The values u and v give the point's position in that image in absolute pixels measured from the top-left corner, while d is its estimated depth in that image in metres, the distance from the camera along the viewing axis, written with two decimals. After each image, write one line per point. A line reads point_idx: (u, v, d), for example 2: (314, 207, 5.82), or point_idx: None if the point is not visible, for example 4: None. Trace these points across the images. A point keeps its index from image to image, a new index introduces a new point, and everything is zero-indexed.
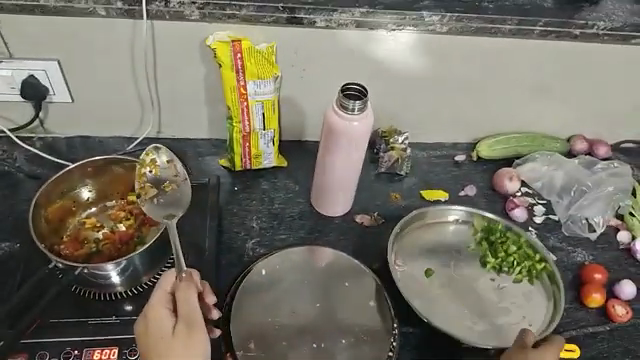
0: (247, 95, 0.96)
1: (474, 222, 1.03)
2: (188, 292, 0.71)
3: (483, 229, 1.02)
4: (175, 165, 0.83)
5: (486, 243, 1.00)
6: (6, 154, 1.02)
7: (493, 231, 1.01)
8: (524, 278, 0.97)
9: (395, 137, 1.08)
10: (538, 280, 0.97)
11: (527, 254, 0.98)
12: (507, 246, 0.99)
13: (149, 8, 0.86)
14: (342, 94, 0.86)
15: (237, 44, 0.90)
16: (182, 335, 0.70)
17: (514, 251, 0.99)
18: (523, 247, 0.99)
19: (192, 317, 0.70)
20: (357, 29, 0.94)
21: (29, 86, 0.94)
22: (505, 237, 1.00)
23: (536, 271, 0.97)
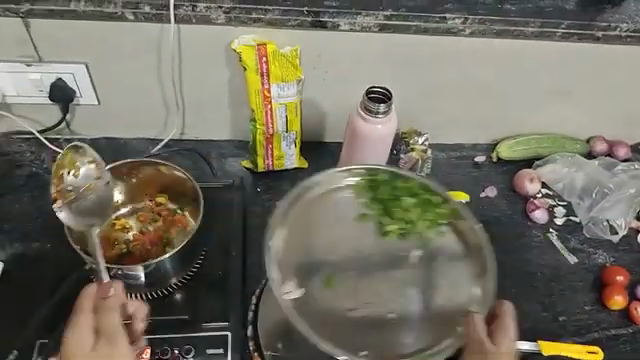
0: (270, 98, 0.97)
1: (359, 182, 0.91)
2: (117, 312, 0.72)
3: (369, 183, 0.91)
4: (97, 166, 0.86)
5: (364, 203, 0.89)
6: (33, 156, 1.04)
7: (377, 187, 0.90)
8: (429, 235, 0.87)
9: (415, 138, 1.09)
10: (443, 224, 0.88)
11: (428, 203, 0.89)
12: (401, 201, 0.89)
13: (177, 12, 0.87)
14: (366, 97, 0.88)
15: (262, 48, 0.92)
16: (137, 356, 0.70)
17: (405, 204, 0.89)
18: (418, 193, 0.89)
19: (112, 333, 0.70)
20: (379, 32, 0.94)
21: (57, 89, 0.95)
22: (397, 196, 0.89)
23: (438, 220, 0.88)
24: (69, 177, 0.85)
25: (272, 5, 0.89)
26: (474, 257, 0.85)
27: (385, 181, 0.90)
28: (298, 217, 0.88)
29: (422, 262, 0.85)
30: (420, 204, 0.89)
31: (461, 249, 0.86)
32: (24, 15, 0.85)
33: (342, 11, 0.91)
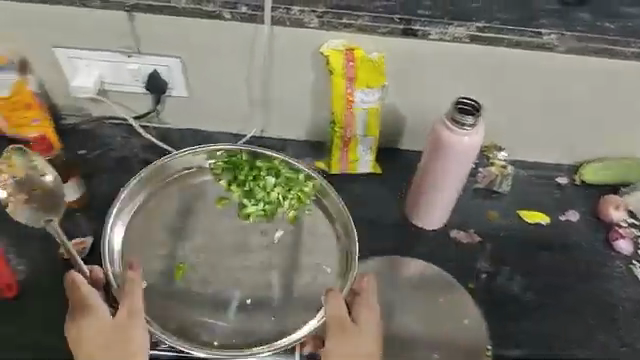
0: (353, 102, 0.98)
1: (215, 164, 0.97)
2: (87, 290, 0.79)
3: (235, 163, 0.97)
4: (39, 164, 0.85)
5: (261, 182, 0.94)
6: (124, 141, 1.09)
7: (239, 168, 0.96)
8: (293, 214, 0.96)
9: (495, 152, 1.07)
10: (309, 200, 0.96)
11: (289, 180, 0.95)
12: (263, 180, 0.94)
13: (272, 13, 0.89)
14: (455, 108, 0.87)
15: (350, 52, 0.93)
16: (127, 326, 0.78)
17: (269, 183, 0.94)
18: (282, 173, 0.95)
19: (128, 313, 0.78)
20: (470, 43, 0.92)
21: (151, 79, 1.00)
22: (255, 175, 0.95)
23: (304, 197, 0.96)
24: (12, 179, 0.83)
25: (364, 12, 0.90)
26: (343, 241, 0.93)
27: (250, 162, 0.96)
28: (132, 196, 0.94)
29: (308, 235, 0.95)
30: (306, 184, 0.96)
31: (341, 234, 0.94)
32: (130, 9, 0.90)
33: (434, 20, 0.90)
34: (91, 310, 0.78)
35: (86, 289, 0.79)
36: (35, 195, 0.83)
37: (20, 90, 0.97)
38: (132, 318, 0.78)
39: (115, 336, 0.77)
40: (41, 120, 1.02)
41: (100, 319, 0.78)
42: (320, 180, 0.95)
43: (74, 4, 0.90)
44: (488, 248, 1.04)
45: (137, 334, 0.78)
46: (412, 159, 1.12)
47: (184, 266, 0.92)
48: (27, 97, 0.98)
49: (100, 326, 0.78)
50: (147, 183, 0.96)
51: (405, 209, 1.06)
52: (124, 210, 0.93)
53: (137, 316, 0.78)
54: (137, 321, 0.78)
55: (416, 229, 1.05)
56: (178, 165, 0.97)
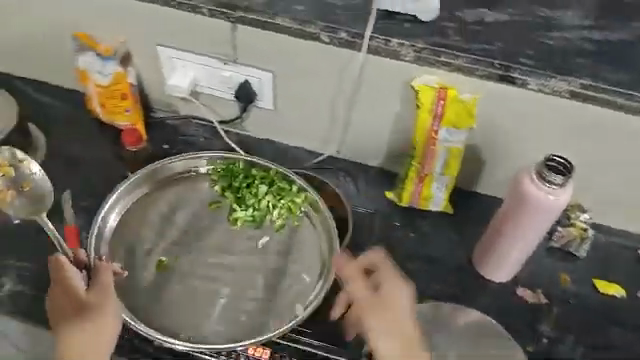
0: (436, 139, 0.96)
1: (212, 170, 1.06)
2: (69, 266, 0.87)
3: (224, 171, 1.05)
4: (25, 162, 0.96)
5: (256, 190, 1.03)
6: (206, 142, 1.13)
7: (235, 176, 1.05)
8: (281, 222, 1.02)
9: (578, 213, 1.03)
10: (300, 210, 1.03)
11: (280, 188, 1.03)
12: (256, 188, 1.03)
13: (370, 43, 0.90)
14: (544, 164, 0.84)
15: (443, 91, 0.90)
16: (99, 298, 0.85)
17: (260, 191, 1.03)
18: (275, 183, 1.03)
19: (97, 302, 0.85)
20: (570, 99, 0.89)
21: (242, 89, 1.03)
22: (249, 183, 1.03)
23: (294, 208, 1.03)
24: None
25: (464, 53, 0.88)
26: (323, 261, 0.98)
27: (245, 171, 1.04)
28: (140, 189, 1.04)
29: (294, 245, 1.00)
30: (299, 195, 1.03)
31: (324, 255, 0.99)
32: (234, 20, 0.93)
33: (536, 70, 0.87)
34: (66, 286, 0.85)
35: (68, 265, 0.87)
36: (27, 191, 0.96)
37: (119, 82, 1.03)
38: (104, 289, 0.86)
39: (87, 308, 0.84)
40: (132, 110, 1.08)
41: (74, 292, 0.85)
42: (313, 192, 1.02)
43: (183, 9, 0.93)
44: (555, 312, 0.99)
45: (108, 304, 0.85)
46: (486, 204, 1.09)
47: (166, 261, 0.98)
48: (125, 88, 1.04)
49: (73, 300, 0.85)
50: (154, 178, 1.05)
51: (474, 254, 1.03)
52: (121, 199, 1.03)
53: (108, 287, 0.86)
54: (109, 291, 0.86)
55: (480, 278, 1.02)
56: (178, 165, 1.06)
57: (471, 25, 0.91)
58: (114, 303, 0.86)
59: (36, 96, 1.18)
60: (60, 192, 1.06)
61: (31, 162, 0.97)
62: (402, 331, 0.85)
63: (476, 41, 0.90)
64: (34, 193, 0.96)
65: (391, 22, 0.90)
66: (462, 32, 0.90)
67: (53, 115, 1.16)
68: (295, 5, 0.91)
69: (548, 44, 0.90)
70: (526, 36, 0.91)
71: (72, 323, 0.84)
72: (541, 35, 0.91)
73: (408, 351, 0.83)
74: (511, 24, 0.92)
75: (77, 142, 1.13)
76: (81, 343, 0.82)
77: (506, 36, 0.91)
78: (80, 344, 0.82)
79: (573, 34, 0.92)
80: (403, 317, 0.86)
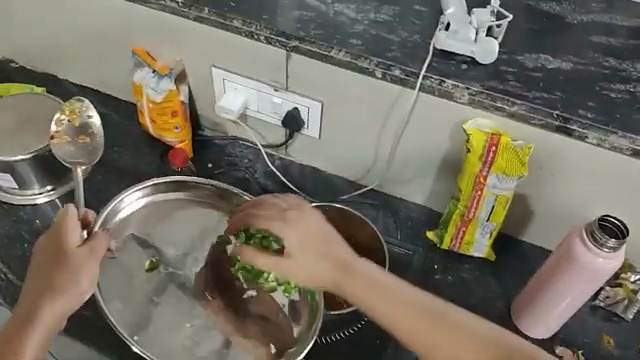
0: (484, 185, 0.91)
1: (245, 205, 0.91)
2: (73, 222, 0.84)
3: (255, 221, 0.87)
4: (92, 119, 1.00)
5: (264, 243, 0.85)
6: (248, 163, 1.13)
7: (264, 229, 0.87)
8: (273, 285, 0.93)
9: (627, 273, 0.97)
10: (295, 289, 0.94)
11: None
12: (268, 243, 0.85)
13: (424, 82, 0.88)
14: (597, 223, 0.81)
15: (496, 137, 0.87)
16: (82, 262, 0.83)
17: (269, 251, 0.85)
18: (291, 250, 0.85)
19: (82, 265, 0.82)
20: (631, 156, 0.84)
21: (290, 116, 1.02)
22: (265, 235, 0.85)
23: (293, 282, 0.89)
24: (66, 123, 0.99)
25: (520, 99, 0.85)
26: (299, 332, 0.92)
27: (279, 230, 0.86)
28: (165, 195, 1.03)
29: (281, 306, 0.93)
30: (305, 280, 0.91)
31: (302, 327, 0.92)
32: (290, 49, 0.93)
33: (596, 124, 0.83)
34: (61, 238, 0.84)
35: (72, 219, 0.84)
36: (80, 142, 0.98)
37: (171, 99, 1.05)
38: (91, 257, 0.83)
39: (67, 267, 0.82)
40: (181, 127, 1.09)
41: (65, 248, 0.83)
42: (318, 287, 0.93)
43: (240, 34, 0.95)
44: None
45: (87, 272, 0.83)
46: (530, 254, 1.05)
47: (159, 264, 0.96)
48: (176, 105, 1.06)
49: (59, 254, 0.83)
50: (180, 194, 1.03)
51: (512, 306, 0.99)
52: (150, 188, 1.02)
53: (95, 257, 0.84)
54: (94, 260, 0.83)
55: (518, 333, 0.97)
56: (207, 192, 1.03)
57: (531, 71, 0.89)
58: (92, 272, 0.83)
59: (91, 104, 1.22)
60: (103, 201, 1.09)
61: (96, 119, 1.00)
62: (371, 288, 0.79)
63: (534, 89, 0.87)
64: (89, 144, 0.98)
65: (447, 62, 0.89)
66: (520, 78, 0.88)
67: (105, 124, 1.19)
68: (351, 39, 0.91)
69: (611, 96, 0.86)
70: (589, 86, 0.87)
71: (49, 276, 0.82)
72: (605, 87, 0.87)
73: (398, 299, 0.78)
74: (574, 72, 0.89)
75: (125, 152, 1.15)
76: (47, 299, 0.81)
77: (567, 86, 0.87)
78: (45, 298, 0.81)
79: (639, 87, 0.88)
80: (364, 275, 0.80)
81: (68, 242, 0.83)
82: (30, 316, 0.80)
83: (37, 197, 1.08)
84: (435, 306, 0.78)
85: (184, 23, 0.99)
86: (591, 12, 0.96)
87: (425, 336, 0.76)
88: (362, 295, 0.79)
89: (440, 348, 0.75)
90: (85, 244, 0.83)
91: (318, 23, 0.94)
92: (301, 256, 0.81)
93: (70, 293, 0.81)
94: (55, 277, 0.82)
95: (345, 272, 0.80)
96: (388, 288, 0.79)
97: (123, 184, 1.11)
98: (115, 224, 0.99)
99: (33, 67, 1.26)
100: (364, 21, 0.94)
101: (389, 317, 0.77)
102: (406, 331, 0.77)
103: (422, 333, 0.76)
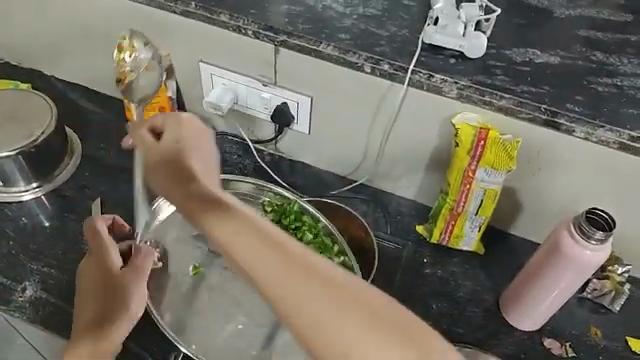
0: (472, 179, 0.91)
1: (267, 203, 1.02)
2: (112, 248, 0.83)
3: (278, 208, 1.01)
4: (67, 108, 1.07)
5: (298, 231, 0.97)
6: (238, 159, 1.13)
7: (286, 215, 0.99)
8: None
9: (615, 266, 0.98)
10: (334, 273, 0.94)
11: (325, 243, 0.96)
12: (301, 232, 0.97)
13: (412, 76, 0.88)
14: (584, 217, 0.82)
15: (484, 131, 0.86)
16: (130, 279, 0.78)
17: (309, 238, 0.96)
18: (320, 235, 0.97)
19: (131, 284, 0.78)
20: (618, 150, 0.85)
21: (278, 111, 1.02)
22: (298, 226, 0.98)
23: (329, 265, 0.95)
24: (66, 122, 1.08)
25: (509, 94, 0.86)
26: None
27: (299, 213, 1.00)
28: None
29: None
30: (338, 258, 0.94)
31: None
32: (278, 44, 0.93)
33: (583, 117, 0.84)
34: (103, 263, 0.81)
35: (111, 246, 0.83)
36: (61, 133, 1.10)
37: (160, 95, 1.02)
38: (138, 273, 0.79)
39: (118, 288, 0.77)
40: None
41: (110, 270, 0.80)
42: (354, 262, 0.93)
43: (228, 28, 0.94)
44: None
45: (138, 289, 0.77)
46: (519, 247, 1.06)
47: (202, 269, 0.98)
48: (164, 101, 1.04)
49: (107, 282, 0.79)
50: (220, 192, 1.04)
51: (500, 300, 0.99)
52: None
53: (142, 273, 0.79)
54: (142, 277, 0.79)
55: (507, 325, 0.98)
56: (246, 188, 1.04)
57: (519, 66, 0.89)
58: (143, 287, 0.78)
59: (78, 101, 1.21)
60: (90, 199, 1.08)
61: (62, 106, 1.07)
62: (272, 258, 0.57)
63: (522, 83, 0.87)
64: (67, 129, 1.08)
65: (435, 57, 0.89)
66: (509, 72, 0.88)
67: (92, 121, 1.18)
68: (340, 33, 0.91)
69: (598, 90, 0.87)
70: (576, 81, 0.88)
71: (100, 300, 0.78)
72: (592, 81, 0.88)
73: (309, 276, 0.56)
74: (562, 66, 0.89)
75: (113, 149, 1.14)
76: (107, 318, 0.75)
77: (555, 80, 0.88)
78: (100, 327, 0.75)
79: (625, 81, 0.88)
80: (268, 240, 0.58)
81: (112, 263, 0.81)
82: (91, 339, 0.74)
83: (23, 195, 1.07)
84: (361, 294, 0.55)
85: (170, 18, 0.98)
86: (579, 7, 0.97)
87: (330, 330, 0.53)
88: (257, 264, 0.57)
89: (330, 326, 0.53)
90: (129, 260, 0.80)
91: (306, 17, 0.93)
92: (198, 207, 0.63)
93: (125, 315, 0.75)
94: (108, 300, 0.77)
95: (241, 234, 0.59)
96: (300, 261, 0.57)
97: (110, 180, 1.10)
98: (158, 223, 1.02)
99: (18, 63, 1.24)
100: (353, 16, 0.94)
101: (304, 305, 0.54)
102: (288, 292, 0.55)
103: (335, 329, 0.53)
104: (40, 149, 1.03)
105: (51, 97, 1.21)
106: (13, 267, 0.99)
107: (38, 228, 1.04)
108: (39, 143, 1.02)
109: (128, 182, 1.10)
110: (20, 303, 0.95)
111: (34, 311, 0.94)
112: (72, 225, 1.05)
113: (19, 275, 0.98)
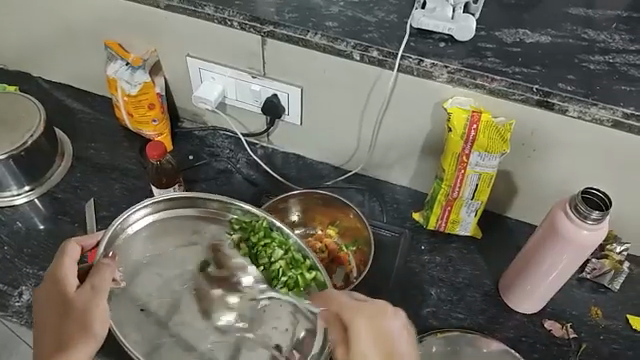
0: (467, 164, 0.90)
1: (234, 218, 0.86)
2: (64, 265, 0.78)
3: (246, 223, 0.85)
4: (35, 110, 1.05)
5: (265, 249, 0.82)
6: (231, 154, 1.12)
7: (254, 232, 0.84)
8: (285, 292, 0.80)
9: (613, 244, 0.99)
10: (305, 294, 0.79)
11: (296, 259, 0.82)
12: (270, 249, 0.82)
13: (401, 62, 0.87)
14: (580, 196, 0.81)
15: (477, 114, 0.85)
16: (88, 301, 0.73)
17: (278, 256, 0.82)
18: (291, 251, 0.83)
19: (85, 315, 0.72)
20: (612, 128, 0.84)
21: (270, 103, 1.01)
22: (265, 243, 0.83)
23: (302, 285, 0.80)
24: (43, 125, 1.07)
25: (500, 75, 0.84)
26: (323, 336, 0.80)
27: (268, 229, 0.84)
28: (165, 213, 0.85)
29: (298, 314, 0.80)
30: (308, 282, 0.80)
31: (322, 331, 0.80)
32: (265, 35, 0.91)
33: (576, 96, 0.82)
34: (57, 284, 0.76)
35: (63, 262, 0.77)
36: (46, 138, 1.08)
37: (148, 92, 1.03)
38: (95, 293, 0.73)
39: (73, 312, 0.73)
40: (159, 120, 1.08)
41: (63, 292, 0.74)
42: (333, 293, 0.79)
43: (213, 21, 0.93)
44: (585, 345, 0.94)
45: (97, 311, 0.72)
46: (516, 230, 1.05)
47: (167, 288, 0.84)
48: (153, 97, 1.04)
49: (63, 310, 0.73)
50: (180, 209, 0.86)
51: (499, 283, 0.99)
52: (159, 204, 0.85)
53: (101, 292, 0.73)
54: (100, 298, 0.73)
55: (506, 309, 0.97)
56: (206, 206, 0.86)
57: (509, 47, 0.88)
58: (102, 311, 0.72)
59: (67, 101, 1.20)
60: (83, 200, 1.07)
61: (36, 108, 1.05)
62: None
63: (514, 64, 0.86)
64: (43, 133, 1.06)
65: (424, 41, 0.88)
66: (499, 54, 0.87)
67: (81, 121, 1.17)
68: (327, 21, 0.90)
69: (590, 68, 0.86)
70: (568, 60, 0.87)
71: (57, 327, 0.74)
72: (584, 59, 0.87)
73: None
74: (553, 46, 0.88)
75: (104, 149, 1.13)
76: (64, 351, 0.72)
77: (546, 60, 0.86)
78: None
79: (618, 58, 0.87)
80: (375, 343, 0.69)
81: (67, 289, 0.75)
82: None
83: (15, 199, 1.06)
84: None
85: (155, 13, 0.97)
86: None
87: None
88: None
89: None
90: (84, 286, 0.73)
91: (292, 6, 0.92)
92: (319, 301, 0.74)
93: (82, 346, 0.72)
94: (65, 326, 0.73)
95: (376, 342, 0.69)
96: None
97: (103, 179, 1.09)
98: (126, 238, 0.82)
99: (5, 66, 1.23)
100: (339, 3, 0.93)
101: None
102: None
103: None
104: (30, 152, 1.02)
105: (39, 99, 1.20)
106: (9, 272, 0.98)
107: (31, 232, 1.03)
108: (29, 146, 1.01)
109: (121, 182, 1.09)
110: (18, 308, 0.94)
111: (32, 315, 0.93)
112: (66, 227, 1.04)
113: (15, 280, 0.97)
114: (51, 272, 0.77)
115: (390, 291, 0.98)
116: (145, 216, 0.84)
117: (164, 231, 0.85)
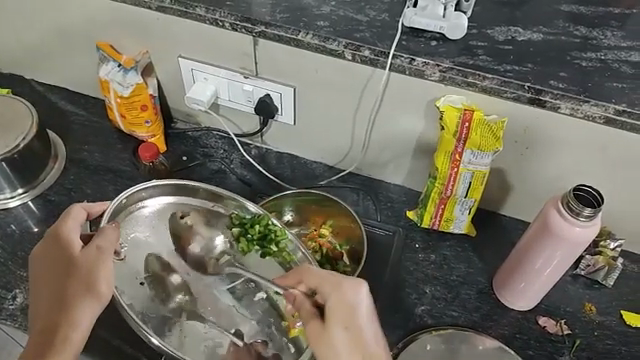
0: (459, 162, 0.90)
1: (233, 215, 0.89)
2: (72, 225, 0.80)
3: (246, 219, 0.88)
4: (28, 112, 1.04)
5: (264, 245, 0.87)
6: (224, 154, 1.12)
7: (253, 226, 0.87)
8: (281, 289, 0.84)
9: (607, 240, 0.99)
10: None
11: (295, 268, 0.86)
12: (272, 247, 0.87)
13: (393, 61, 0.87)
14: (572, 194, 0.81)
15: (469, 112, 0.85)
16: (93, 262, 0.75)
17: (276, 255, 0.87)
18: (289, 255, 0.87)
19: (92, 274, 0.75)
20: (604, 125, 0.84)
21: (262, 104, 1.01)
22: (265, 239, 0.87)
23: None
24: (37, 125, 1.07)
25: (492, 73, 0.84)
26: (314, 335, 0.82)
27: (267, 225, 0.87)
28: (164, 198, 0.88)
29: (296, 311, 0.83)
30: None
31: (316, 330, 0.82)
32: (256, 35, 0.91)
33: (568, 94, 0.82)
34: (64, 244, 0.78)
35: (67, 224, 0.79)
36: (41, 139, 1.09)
37: (140, 93, 1.03)
38: (102, 254, 0.75)
39: (79, 272, 0.75)
40: (152, 122, 1.08)
41: (69, 253, 0.77)
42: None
43: (204, 21, 0.93)
44: (578, 342, 0.94)
45: (103, 271, 0.75)
46: (510, 227, 1.06)
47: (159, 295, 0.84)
48: (145, 99, 1.04)
49: (68, 270, 0.76)
50: (178, 196, 0.89)
51: (493, 281, 0.99)
52: (166, 191, 0.88)
53: (106, 252, 0.76)
54: (106, 258, 0.75)
55: (501, 306, 0.97)
56: (203, 195, 0.89)
57: (501, 45, 0.88)
58: (108, 271, 0.75)
59: (60, 104, 1.19)
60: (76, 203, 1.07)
61: (30, 109, 1.05)
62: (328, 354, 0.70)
63: (506, 62, 0.86)
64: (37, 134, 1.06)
65: (416, 39, 0.88)
66: (491, 52, 0.87)
67: (74, 123, 1.16)
68: (318, 21, 0.90)
69: (582, 65, 0.86)
70: (560, 57, 0.87)
71: (61, 287, 0.76)
72: (577, 56, 0.87)
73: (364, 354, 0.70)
74: (545, 44, 0.88)
75: (97, 151, 1.13)
76: (69, 309, 0.74)
77: (538, 57, 0.86)
78: (63, 319, 0.74)
79: (610, 55, 0.87)
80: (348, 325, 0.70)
81: (71, 249, 0.77)
82: (52, 336, 0.73)
83: (9, 201, 1.06)
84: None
85: (146, 14, 0.96)
86: None
87: None
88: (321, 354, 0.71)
89: None
90: (90, 246, 0.76)
91: (283, 6, 0.91)
92: (293, 278, 0.77)
93: (88, 304, 0.74)
94: (69, 285, 0.75)
95: (341, 320, 0.71)
96: (365, 346, 0.70)
97: (96, 181, 1.09)
98: (137, 215, 0.86)
99: None
100: (331, 3, 0.92)
101: None
102: None
103: None
104: (23, 155, 1.02)
105: (32, 101, 1.19)
106: (3, 276, 0.98)
107: (25, 235, 1.03)
108: (21, 149, 1.01)
109: (115, 184, 1.09)
110: (12, 311, 0.94)
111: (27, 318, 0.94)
112: None
113: (9, 283, 0.97)
114: (52, 235, 0.79)
115: (384, 290, 0.98)
116: (146, 201, 0.87)
117: (161, 216, 0.87)
